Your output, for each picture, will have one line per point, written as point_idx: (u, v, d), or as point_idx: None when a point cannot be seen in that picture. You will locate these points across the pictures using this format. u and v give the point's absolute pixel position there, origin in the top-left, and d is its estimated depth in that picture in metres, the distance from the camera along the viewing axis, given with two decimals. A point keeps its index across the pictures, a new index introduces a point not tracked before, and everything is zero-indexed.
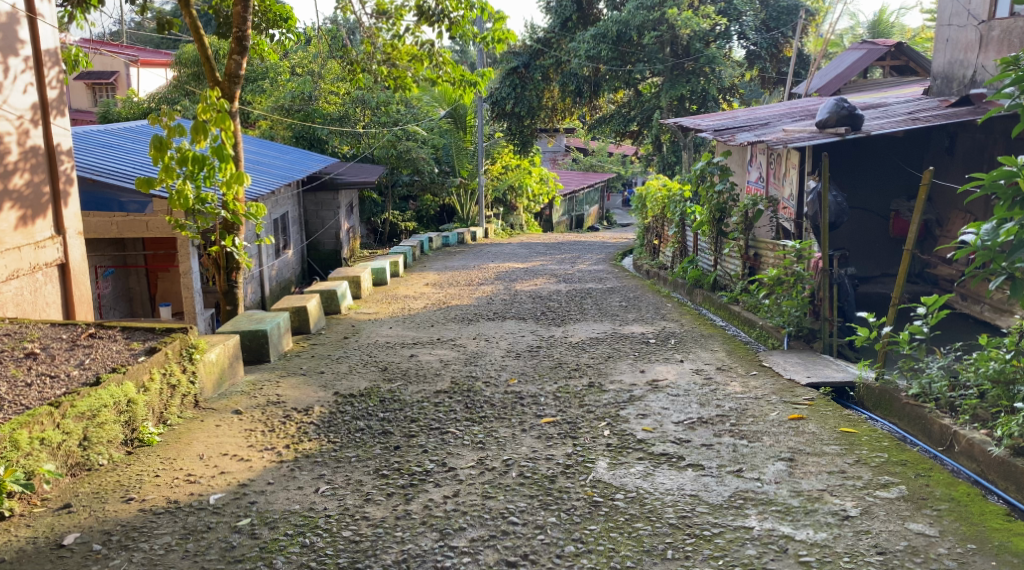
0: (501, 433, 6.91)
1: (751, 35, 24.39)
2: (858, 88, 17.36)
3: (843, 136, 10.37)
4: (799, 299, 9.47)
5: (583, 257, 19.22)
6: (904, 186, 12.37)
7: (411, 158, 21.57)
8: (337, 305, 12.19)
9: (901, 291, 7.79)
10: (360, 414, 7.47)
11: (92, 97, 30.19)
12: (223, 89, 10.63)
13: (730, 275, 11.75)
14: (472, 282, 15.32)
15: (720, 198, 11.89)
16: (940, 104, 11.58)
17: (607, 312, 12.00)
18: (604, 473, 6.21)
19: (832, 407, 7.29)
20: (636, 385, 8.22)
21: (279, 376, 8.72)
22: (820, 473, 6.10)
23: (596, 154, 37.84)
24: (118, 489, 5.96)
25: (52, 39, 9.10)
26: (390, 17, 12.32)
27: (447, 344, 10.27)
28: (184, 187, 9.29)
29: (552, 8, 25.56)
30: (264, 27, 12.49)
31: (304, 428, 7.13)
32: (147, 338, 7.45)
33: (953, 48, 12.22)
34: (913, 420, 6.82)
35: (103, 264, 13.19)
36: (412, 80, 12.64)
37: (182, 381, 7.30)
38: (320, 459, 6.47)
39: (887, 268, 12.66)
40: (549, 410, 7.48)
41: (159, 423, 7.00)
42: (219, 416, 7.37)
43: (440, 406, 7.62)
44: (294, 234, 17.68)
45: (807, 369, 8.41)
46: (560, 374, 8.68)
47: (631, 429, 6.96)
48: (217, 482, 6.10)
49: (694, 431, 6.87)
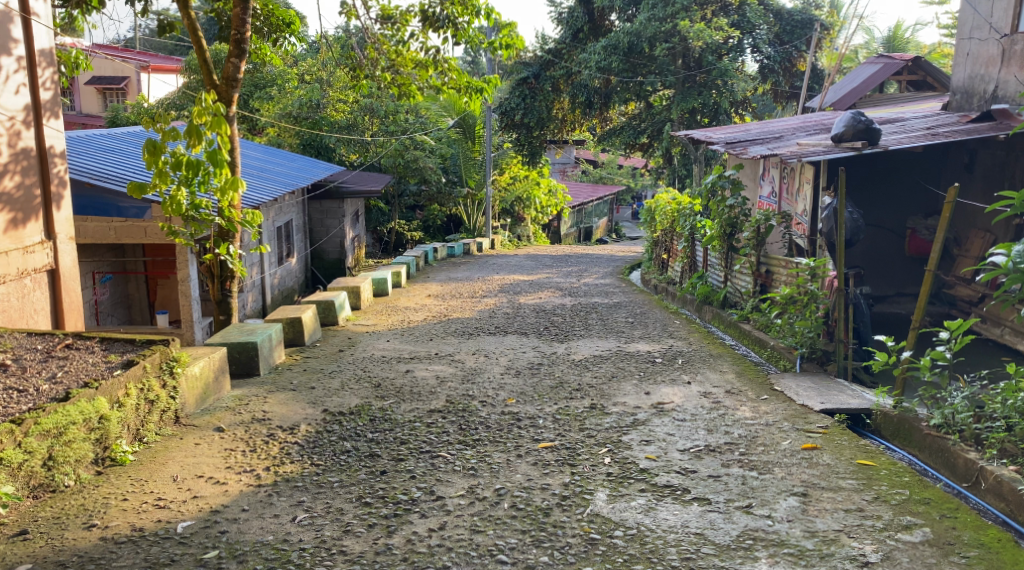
0: (495, 459, 6.50)
1: (765, 49, 23.84)
2: (875, 102, 16.91)
3: (860, 150, 10.03)
4: (813, 319, 9.06)
5: (590, 270, 18.82)
6: (921, 203, 11.97)
7: (418, 167, 21.33)
8: (335, 317, 11.81)
9: (922, 314, 7.35)
10: (348, 434, 7.08)
11: (102, 101, 29.90)
12: (221, 93, 10.27)
13: (740, 292, 11.39)
14: (475, 295, 14.93)
15: (731, 212, 11.52)
16: (962, 118, 11.15)
17: (612, 329, 11.59)
18: (603, 506, 5.80)
19: (848, 436, 6.88)
20: (640, 408, 7.81)
21: (268, 390, 8.34)
22: (836, 512, 5.68)
23: (606, 166, 37.56)
24: (81, 514, 5.58)
25: (48, 38, 8.73)
26: (396, 22, 11.89)
27: (445, 360, 9.88)
28: (177, 193, 8.93)
29: (564, 19, 25.24)
30: (266, 31, 11.90)
31: (287, 448, 6.74)
32: (127, 350, 7.06)
33: (973, 62, 11.81)
34: (934, 453, 6.43)
35: (101, 269, 12.78)
36: (417, 88, 12.24)
37: (161, 396, 6.91)
38: (301, 484, 6.08)
39: (902, 287, 12.24)
40: (547, 433, 7.08)
41: (134, 441, 6.62)
42: (200, 434, 6.99)
43: (432, 427, 7.22)
44: (298, 242, 17.33)
45: (821, 393, 8.00)
46: (561, 395, 8.27)
47: (633, 456, 6.56)
48: (187, 508, 5.71)
49: (700, 461, 6.45)
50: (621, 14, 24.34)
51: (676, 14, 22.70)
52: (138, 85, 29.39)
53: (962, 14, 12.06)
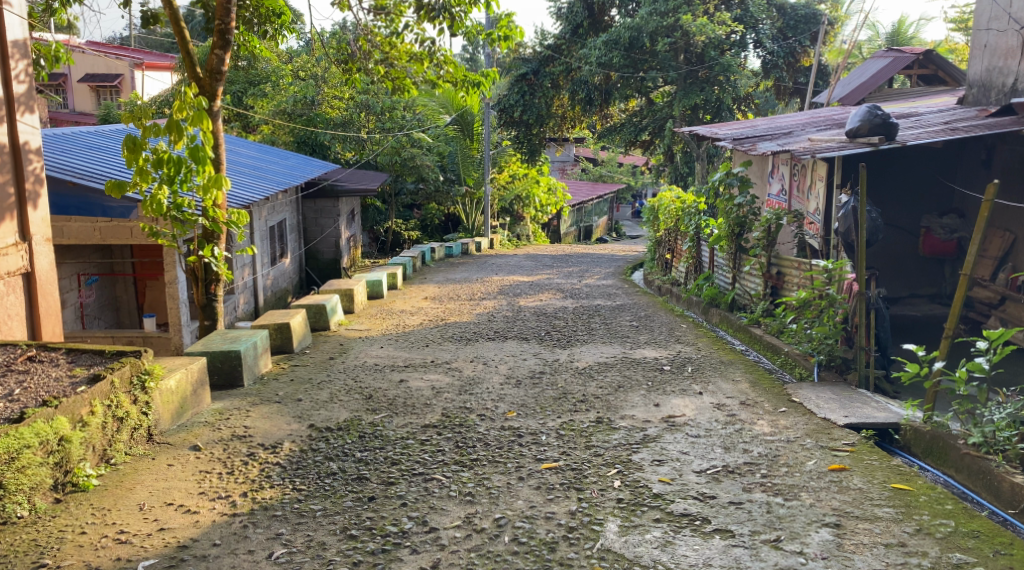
0: (495, 483, 5.95)
1: (768, 44, 23.32)
2: (884, 97, 16.28)
3: (877, 145, 9.48)
4: (832, 325, 8.48)
5: (591, 271, 18.21)
6: (936, 201, 11.47)
7: (415, 166, 20.70)
8: (326, 321, 11.23)
9: (956, 320, 6.77)
10: (335, 454, 6.51)
11: (96, 98, 29.20)
12: (204, 86, 9.65)
13: (750, 294, 10.83)
14: (473, 297, 14.35)
15: (740, 211, 10.92)
16: (980, 114, 10.57)
17: (616, 333, 11.02)
18: (614, 540, 5.26)
19: (878, 455, 6.33)
20: (650, 422, 7.24)
21: (252, 403, 7.78)
22: (874, 547, 5.15)
23: (606, 164, 36.99)
24: (31, 551, 5.07)
25: (20, 29, 8.13)
26: (390, 13, 11.26)
27: (441, 368, 9.31)
28: (158, 192, 8.41)
29: (563, 14, 24.68)
30: (256, 23, 11.17)
31: (268, 470, 6.19)
32: (94, 363, 6.47)
33: (991, 54, 11.23)
34: (976, 475, 5.94)
35: (86, 271, 12.12)
36: (412, 82, 11.72)
37: (131, 413, 6.32)
38: (280, 513, 5.52)
39: (916, 288, 11.76)
40: (550, 452, 6.52)
41: (100, 463, 6.06)
42: (173, 454, 6.44)
43: (426, 445, 6.66)
44: (292, 243, 16.75)
45: (843, 406, 7.43)
46: (565, 408, 7.71)
47: (645, 479, 6.00)
48: (152, 543, 5.18)
49: (720, 485, 5.91)
50: (622, 10, 23.78)
51: (678, 9, 22.23)
52: (133, 83, 28.66)
53: (979, 5, 11.47)
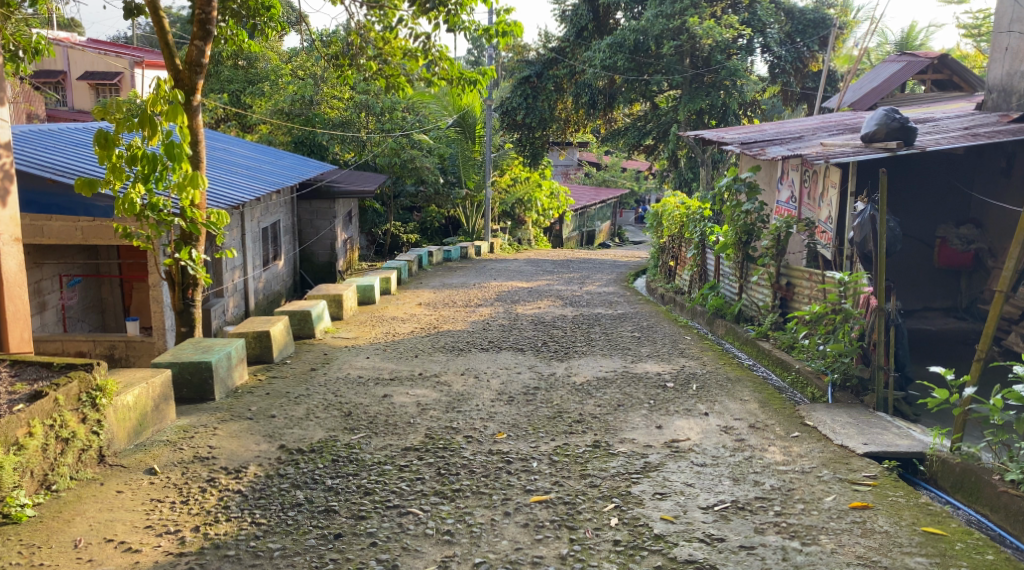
0: (477, 520, 5.37)
1: (775, 48, 22.48)
2: (898, 102, 15.67)
3: (896, 150, 8.87)
4: (847, 342, 7.83)
5: (592, 278, 17.55)
6: (952, 208, 10.84)
7: (415, 168, 20.03)
8: (310, 328, 10.60)
9: (989, 342, 6.14)
10: (302, 481, 5.91)
11: (95, 96, 28.55)
12: (182, 79, 8.89)
13: (758, 305, 10.19)
14: (470, 303, 13.72)
15: (748, 218, 10.30)
16: (1001, 120, 9.94)
17: (616, 345, 10.39)
18: None
19: (904, 489, 5.73)
20: (651, 448, 6.62)
21: (221, 419, 7.15)
22: None
23: (610, 169, 36.37)
24: None
25: None
26: (384, 6, 10.59)
27: (429, 382, 8.69)
28: (131, 191, 7.77)
29: (567, 17, 24.06)
30: (244, 16, 10.22)
31: (227, 500, 5.61)
32: (40, 377, 5.82)
33: (1012, 57, 10.58)
34: (1013, 514, 5.38)
35: (69, 272, 11.48)
36: (407, 80, 10.95)
37: (79, 433, 5.69)
38: (233, 553, 5.05)
39: (931, 301, 11.12)
40: (540, 481, 5.90)
41: (40, 490, 5.47)
42: (126, 478, 5.83)
43: (405, 472, 6.05)
44: (286, 244, 16.15)
45: (861, 431, 6.79)
46: (559, 429, 7.09)
47: (646, 516, 5.42)
48: None
49: (728, 524, 5.32)
50: (628, 13, 23.23)
51: (685, 11, 21.56)
52: (132, 82, 27.98)
53: (1000, 5, 10.84)
